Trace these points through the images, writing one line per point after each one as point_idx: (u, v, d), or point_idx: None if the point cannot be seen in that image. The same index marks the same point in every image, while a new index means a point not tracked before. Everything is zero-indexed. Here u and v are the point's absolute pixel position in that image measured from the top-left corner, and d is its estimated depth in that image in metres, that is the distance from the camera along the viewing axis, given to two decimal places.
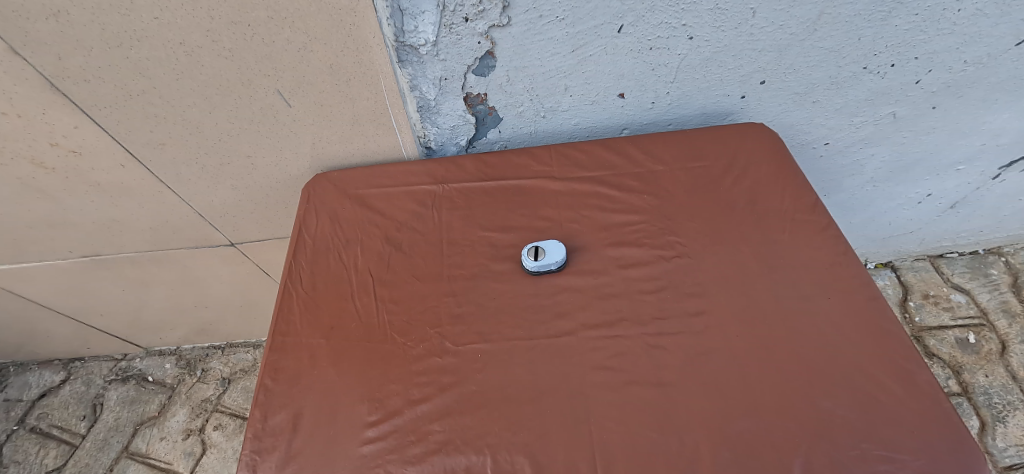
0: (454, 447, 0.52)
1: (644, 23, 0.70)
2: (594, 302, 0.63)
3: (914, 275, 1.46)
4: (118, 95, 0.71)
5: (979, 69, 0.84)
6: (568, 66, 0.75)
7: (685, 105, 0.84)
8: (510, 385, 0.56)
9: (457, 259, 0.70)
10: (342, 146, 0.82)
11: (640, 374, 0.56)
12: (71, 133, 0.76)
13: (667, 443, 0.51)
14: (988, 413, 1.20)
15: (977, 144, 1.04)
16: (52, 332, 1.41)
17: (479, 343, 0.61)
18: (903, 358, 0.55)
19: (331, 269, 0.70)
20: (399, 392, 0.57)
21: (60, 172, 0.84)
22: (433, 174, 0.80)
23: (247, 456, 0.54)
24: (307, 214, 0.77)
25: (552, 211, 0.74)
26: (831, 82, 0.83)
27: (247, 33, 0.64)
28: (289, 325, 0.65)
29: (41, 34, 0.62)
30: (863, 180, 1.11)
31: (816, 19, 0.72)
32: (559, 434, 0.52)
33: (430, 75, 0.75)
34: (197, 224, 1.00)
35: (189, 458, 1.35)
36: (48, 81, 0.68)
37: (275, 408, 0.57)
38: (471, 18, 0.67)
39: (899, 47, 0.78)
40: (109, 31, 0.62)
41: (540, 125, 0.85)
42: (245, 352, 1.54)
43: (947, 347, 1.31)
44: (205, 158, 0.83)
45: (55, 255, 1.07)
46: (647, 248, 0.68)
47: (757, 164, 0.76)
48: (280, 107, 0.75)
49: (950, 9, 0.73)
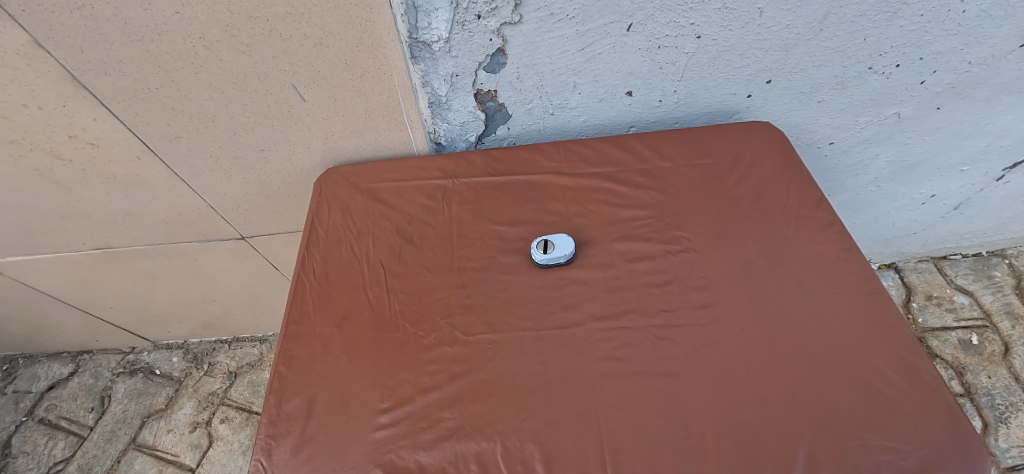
0: (464, 433, 0.54)
1: (653, 22, 0.71)
2: (601, 295, 0.64)
3: (917, 276, 1.47)
4: (137, 88, 0.72)
5: (983, 70, 0.85)
6: (578, 63, 0.76)
7: (692, 104, 0.85)
8: (518, 374, 0.58)
9: (466, 252, 0.71)
10: (353, 142, 0.84)
11: (647, 364, 0.57)
12: (89, 125, 0.78)
13: (673, 431, 0.52)
14: (990, 414, 1.20)
15: (981, 145, 1.05)
16: (62, 325, 1.43)
17: (489, 333, 0.62)
18: (906, 352, 0.56)
19: (343, 260, 0.72)
20: (410, 380, 0.59)
21: (77, 164, 0.86)
22: (443, 169, 0.81)
23: (262, 440, 0.55)
24: (320, 207, 0.78)
25: (560, 205, 0.75)
26: (836, 82, 0.84)
27: (265, 28, 0.66)
28: (302, 314, 0.66)
29: (66, 28, 0.63)
30: (867, 180, 1.12)
31: (822, 19, 0.73)
32: (567, 422, 0.54)
33: (442, 71, 0.76)
34: (209, 217, 1.01)
35: (196, 450, 1.36)
36: (69, 73, 0.69)
37: (289, 395, 0.59)
38: (483, 15, 0.68)
39: (905, 47, 0.79)
40: (130, 25, 0.64)
41: (548, 122, 0.86)
42: (252, 346, 1.55)
43: (950, 348, 1.32)
44: (218, 152, 0.85)
45: (68, 246, 1.08)
46: (654, 242, 0.69)
47: (762, 161, 0.77)
48: (295, 101, 0.76)
49: (955, 10, 0.74)
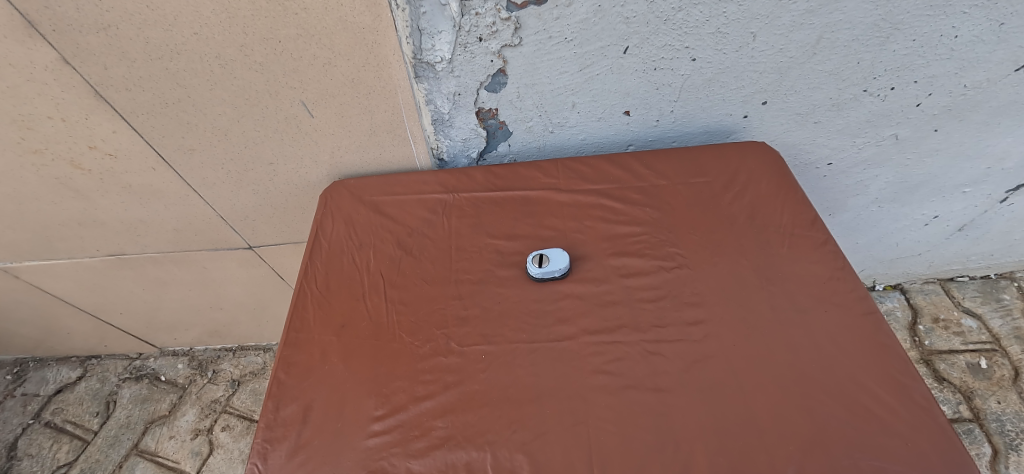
0: (456, 443, 0.55)
1: (649, 45, 0.73)
2: (595, 309, 0.66)
3: (923, 297, 1.46)
4: (156, 104, 0.76)
5: (979, 93, 0.86)
6: (576, 83, 0.79)
7: (689, 123, 0.87)
8: (511, 386, 0.59)
9: (464, 265, 0.73)
10: (359, 156, 0.87)
11: (638, 378, 0.58)
12: (109, 137, 0.82)
13: (662, 447, 0.53)
14: (1000, 440, 1.18)
15: (982, 168, 1.05)
16: (72, 329, 1.46)
17: (483, 344, 0.63)
18: (899, 373, 0.56)
19: (345, 270, 0.74)
20: (404, 388, 0.60)
21: (96, 174, 0.89)
22: (445, 183, 0.83)
23: (259, 444, 0.57)
24: (324, 219, 0.81)
25: (557, 220, 0.77)
26: (832, 104, 0.85)
27: (277, 49, 0.69)
28: (303, 322, 0.68)
29: (91, 46, 0.67)
30: (867, 200, 1.13)
31: (815, 43, 0.75)
32: (558, 433, 0.55)
33: (445, 90, 0.79)
34: (218, 226, 1.04)
35: (197, 457, 1.37)
36: (92, 88, 0.73)
37: (286, 400, 0.60)
38: (485, 38, 0.71)
39: (898, 71, 0.81)
40: (151, 44, 0.67)
41: (548, 139, 0.88)
42: (255, 355, 1.57)
43: (957, 372, 1.31)
44: (230, 164, 0.88)
45: (83, 253, 1.12)
46: (648, 258, 0.71)
47: (758, 180, 0.78)
48: (304, 117, 0.79)
49: (947, 36, 0.76)
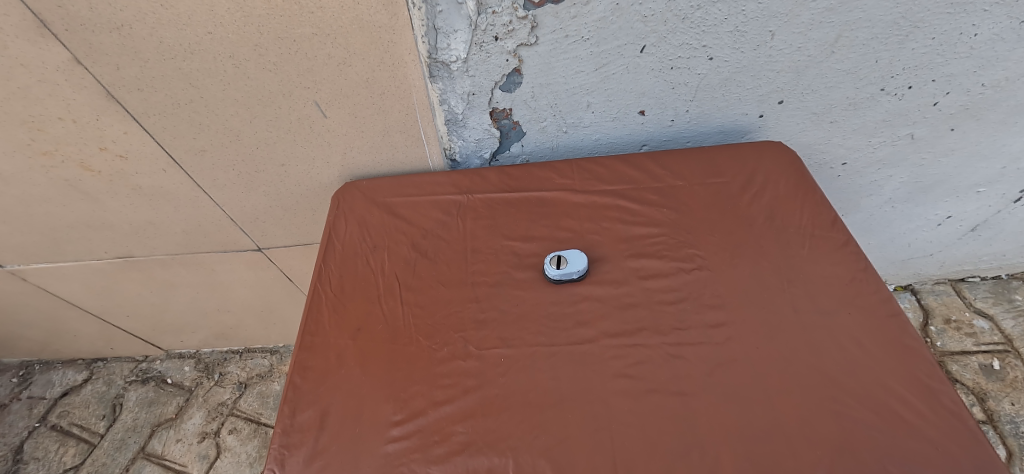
0: (476, 449, 0.54)
1: (666, 44, 0.72)
2: (614, 312, 0.64)
3: (935, 298, 1.45)
4: (168, 104, 0.75)
5: (997, 92, 0.85)
6: (592, 83, 0.78)
7: (704, 123, 0.86)
8: (531, 390, 0.58)
9: (480, 267, 0.72)
10: (371, 157, 0.86)
11: (660, 382, 0.57)
12: (120, 138, 0.81)
13: (688, 451, 0.52)
14: (1015, 443, 1.17)
15: (997, 167, 1.04)
16: (79, 332, 1.45)
17: (502, 348, 0.62)
18: (927, 376, 0.55)
19: (359, 272, 0.73)
20: (422, 393, 0.59)
21: (105, 175, 0.89)
22: (458, 184, 0.82)
23: (276, 450, 0.56)
24: (336, 221, 0.80)
25: (573, 222, 0.76)
26: (849, 103, 0.84)
27: (291, 48, 0.68)
28: (318, 325, 0.67)
29: (104, 46, 0.66)
30: (881, 200, 1.12)
31: (834, 41, 0.74)
32: (580, 439, 0.53)
33: (459, 90, 0.78)
34: (228, 228, 1.04)
35: (204, 461, 1.36)
36: (104, 89, 0.72)
37: (303, 405, 0.59)
38: (500, 37, 0.70)
39: (917, 69, 0.79)
40: (165, 44, 0.66)
41: (562, 139, 0.87)
42: (262, 357, 1.56)
43: (970, 373, 1.29)
44: (241, 166, 0.87)
45: (91, 255, 1.11)
46: (667, 260, 0.70)
47: (776, 180, 0.77)
48: (317, 117, 0.79)
49: (967, 33, 0.74)
